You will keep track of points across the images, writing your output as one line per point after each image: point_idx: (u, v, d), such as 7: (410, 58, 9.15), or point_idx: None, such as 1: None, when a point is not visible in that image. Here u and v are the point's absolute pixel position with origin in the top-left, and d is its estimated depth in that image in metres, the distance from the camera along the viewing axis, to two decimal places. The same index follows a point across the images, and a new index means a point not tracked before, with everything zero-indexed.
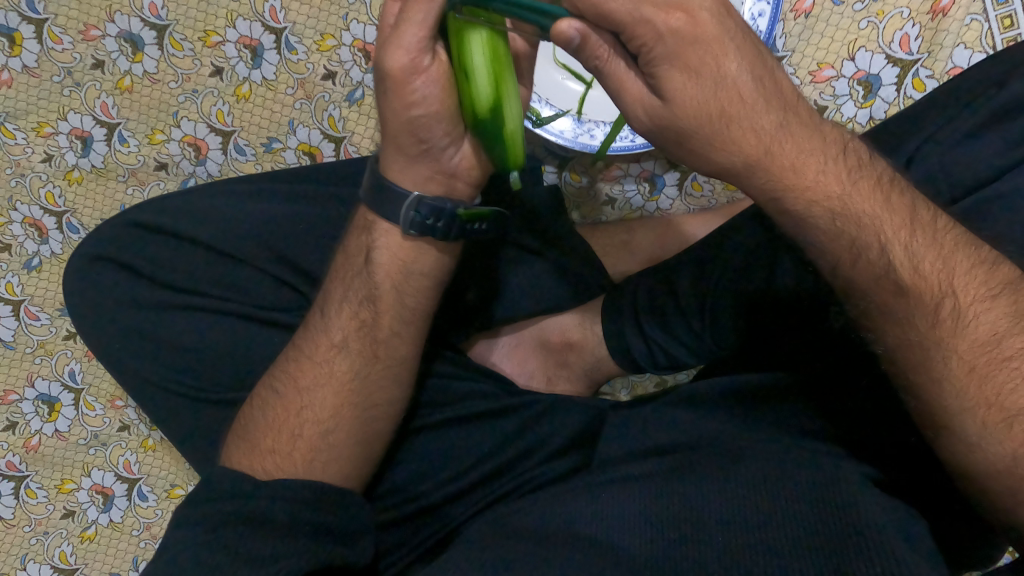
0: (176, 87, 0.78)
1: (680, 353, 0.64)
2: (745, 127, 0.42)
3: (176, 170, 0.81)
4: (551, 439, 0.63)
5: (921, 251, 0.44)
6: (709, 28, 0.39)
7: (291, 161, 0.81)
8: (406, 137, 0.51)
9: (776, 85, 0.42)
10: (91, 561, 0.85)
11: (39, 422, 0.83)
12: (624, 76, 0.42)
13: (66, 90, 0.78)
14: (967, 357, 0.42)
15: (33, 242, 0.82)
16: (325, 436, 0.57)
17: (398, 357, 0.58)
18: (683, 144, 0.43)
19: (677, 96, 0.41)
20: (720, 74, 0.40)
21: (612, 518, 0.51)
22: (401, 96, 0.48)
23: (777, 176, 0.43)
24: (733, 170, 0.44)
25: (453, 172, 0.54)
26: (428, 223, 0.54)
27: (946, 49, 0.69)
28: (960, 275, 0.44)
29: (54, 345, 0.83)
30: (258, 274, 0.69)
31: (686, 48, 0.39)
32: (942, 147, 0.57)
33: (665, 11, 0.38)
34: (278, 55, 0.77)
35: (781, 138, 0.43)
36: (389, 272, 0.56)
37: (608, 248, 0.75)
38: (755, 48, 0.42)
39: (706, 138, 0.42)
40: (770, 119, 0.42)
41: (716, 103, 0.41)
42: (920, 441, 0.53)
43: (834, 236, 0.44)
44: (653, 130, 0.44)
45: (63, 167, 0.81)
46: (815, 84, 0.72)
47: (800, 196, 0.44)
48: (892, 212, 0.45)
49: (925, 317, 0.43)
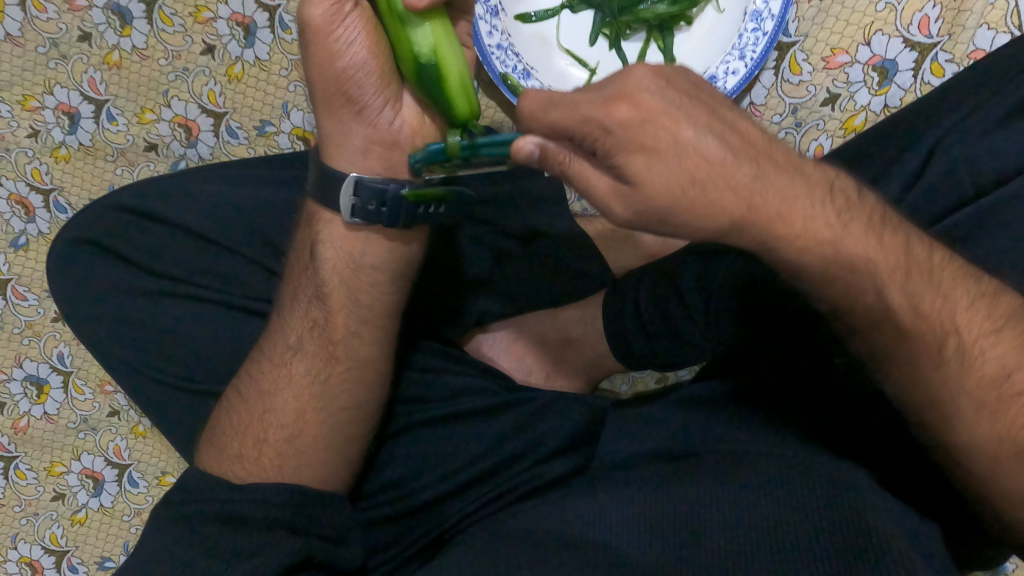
0: (166, 64, 0.75)
1: (681, 354, 0.63)
2: (717, 194, 0.37)
3: (166, 152, 0.79)
4: (544, 439, 0.63)
5: (918, 289, 0.43)
6: (653, 104, 0.37)
7: (285, 146, 0.78)
8: (337, 97, 0.50)
9: (740, 137, 0.38)
10: (82, 544, 0.85)
11: (28, 403, 0.82)
12: (587, 173, 0.39)
13: (52, 62, 0.75)
14: (976, 395, 0.42)
15: (20, 220, 0.80)
16: (292, 442, 0.56)
17: (361, 358, 0.57)
18: (668, 224, 0.38)
19: (646, 178, 0.36)
20: (679, 145, 0.36)
21: (606, 522, 0.51)
22: (325, 47, 0.48)
23: (766, 228, 0.39)
24: (721, 234, 0.39)
25: (395, 141, 0.52)
26: (370, 207, 0.51)
27: (968, 32, 0.67)
28: (961, 311, 0.43)
29: (42, 326, 0.81)
30: (250, 264, 0.68)
31: (634, 132, 0.36)
32: (964, 138, 0.56)
33: (605, 105, 0.36)
34: (272, 34, 0.74)
35: (761, 189, 0.38)
36: (336, 266, 0.55)
37: (609, 241, 0.73)
38: (707, 108, 0.38)
39: (691, 216, 0.37)
40: (745, 173, 0.38)
41: (685, 173, 0.36)
42: (933, 474, 0.51)
43: (826, 282, 0.42)
44: (636, 220, 0.38)
45: (50, 143, 0.78)
46: (828, 70, 0.70)
47: (790, 245, 0.40)
48: (884, 253, 0.42)
49: (930, 357, 0.42)
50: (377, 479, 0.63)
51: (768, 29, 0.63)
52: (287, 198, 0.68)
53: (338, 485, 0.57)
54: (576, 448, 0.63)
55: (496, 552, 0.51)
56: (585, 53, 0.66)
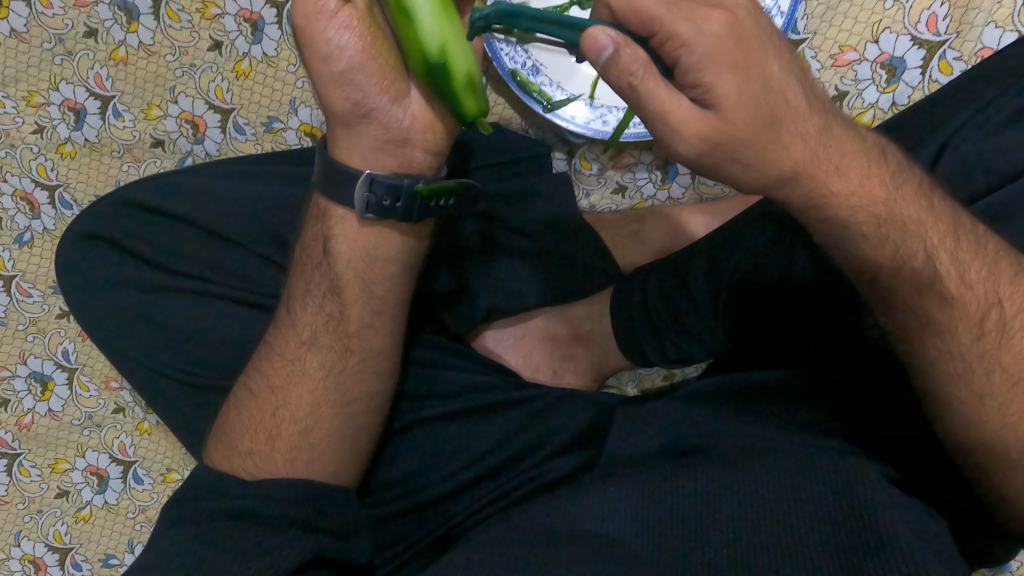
0: (173, 60, 0.75)
1: (691, 349, 0.63)
2: (787, 137, 0.38)
3: (173, 148, 0.79)
4: (555, 434, 0.62)
5: (966, 259, 0.44)
6: (747, 26, 0.36)
7: (292, 142, 0.78)
8: (339, 101, 0.49)
9: (812, 86, 0.40)
10: (86, 541, 0.84)
11: (32, 400, 0.82)
12: (666, 96, 0.36)
13: (57, 58, 0.75)
14: (1011, 370, 0.43)
15: (25, 217, 0.80)
16: (306, 435, 0.55)
17: (374, 349, 0.57)
18: (739, 161, 0.38)
19: (732, 102, 0.36)
20: (766, 73, 0.37)
21: (619, 516, 0.51)
22: (316, 50, 0.46)
23: (823, 181, 0.40)
24: (783, 182, 0.40)
25: (405, 139, 0.51)
26: (385, 203, 0.52)
27: (976, 29, 0.67)
28: (1005, 285, 0.44)
29: (47, 323, 0.81)
30: (258, 259, 0.68)
31: (726, 47, 0.35)
32: (974, 135, 0.56)
33: (704, 12, 0.35)
34: (279, 30, 0.74)
35: (826, 141, 0.40)
36: (351, 261, 0.54)
37: (618, 238, 0.72)
38: (791, 50, 0.39)
39: (761, 155, 0.38)
40: (814, 122, 0.39)
41: (767, 108, 0.37)
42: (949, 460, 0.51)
43: (877, 243, 0.43)
44: (707, 151, 0.37)
45: (56, 140, 0.78)
46: (836, 68, 0.70)
47: (842, 204, 0.42)
48: (931, 220, 0.44)
49: (970, 329, 0.43)
50: (384, 473, 0.63)
51: (777, 26, 0.64)
52: (296, 194, 0.68)
53: (348, 479, 0.57)
54: (585, 443, 0.63)
55: (507, 547, 0.51)
56: None
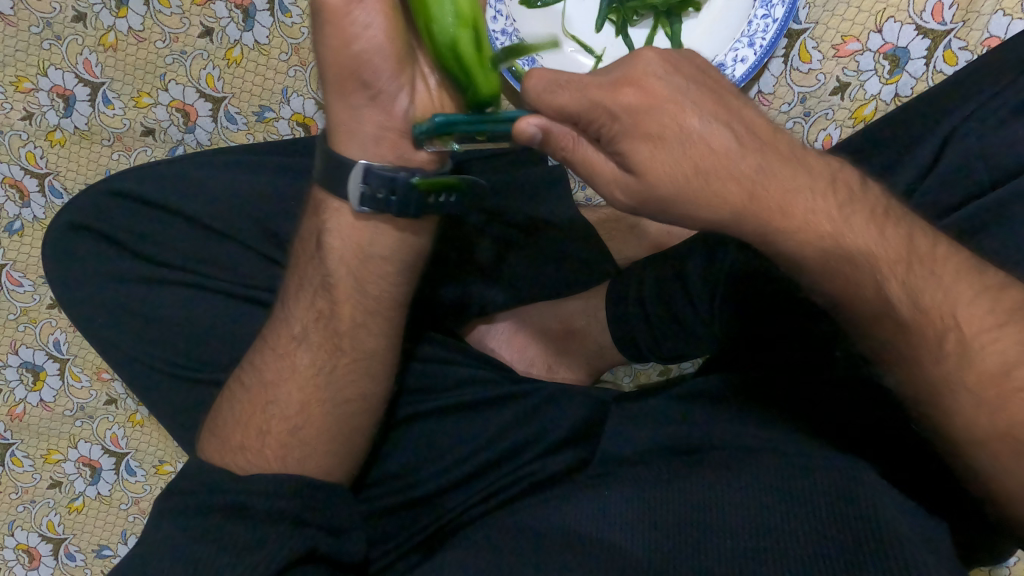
0: (163, 47, 0.74)
1: (685, 345, 0.62)
2: (716, 190, 0.40)
3: (163, 137, 0.77)
4: (548, 431, 0.62)
5: (919, 284, 0.42)
6: (660, 93, 0.40)
7: (284, 132, 0.76)
8: (349, 79, 0.49)
9: (745, 126, 0.41)
10: (79, 532, 0.84)
11: (24, 390, 0.81)
12: (592, 158, 0.42)
13: (45, 43, 0.74)
14: (975, 391, 0.41)
15: (13, 205, 0.79)
16: (295, 433, 0.55)
17: (367, 349, 0.56)
18: (669, 212, 0.41)
19: (645, 165, 0.40)
20: (683, 136, 0.40)
21: (610, 513, 0.51)
22: (342, 30, 0.46)
23: (768, 221, 0.41)
24: (724, 225, 0.41)
25: (406, 127, 0.51)
26: (380, 195, 0.51)
27: (982, 18, 0.66)
28: (963, 305, 0.42)
29: (38, 313, 0.80)
30: (248, 252, 0.67)
31: (639, 117, 0.39)
32: (983, 127, 0.54)
33: (613, 91, 0.40)
34: (271, 17, 0.72)
35: (765, 180, 0.40)
36: (344, 257, 0.54)
37: (614, 231, 0.72)
38: (714, 96, 0.41)
39: (694, 207, 0.41)
40: (748, 163, 0.40)
41: (688, 161, 0.40)
42: (940, 467, 0.50)
43: (826, 275, 0.42)
44: (637, 206, 0.42)
45: (45, 127, 0.77)
46: (838, 58, 0.69)
47: (792, 238, 0.41)
48: (878, 249, 0.42)
49: (928, 353, 0.42)
50: (381, 468, 0.63)
51: (778, 15, 0.62)
52: (289, 184, 0.67)
53: (342, 476, 0.57)
54: (577, 441, 0.63)
55: (500, 548, 0.50)
56: (592, 40, 0.63)
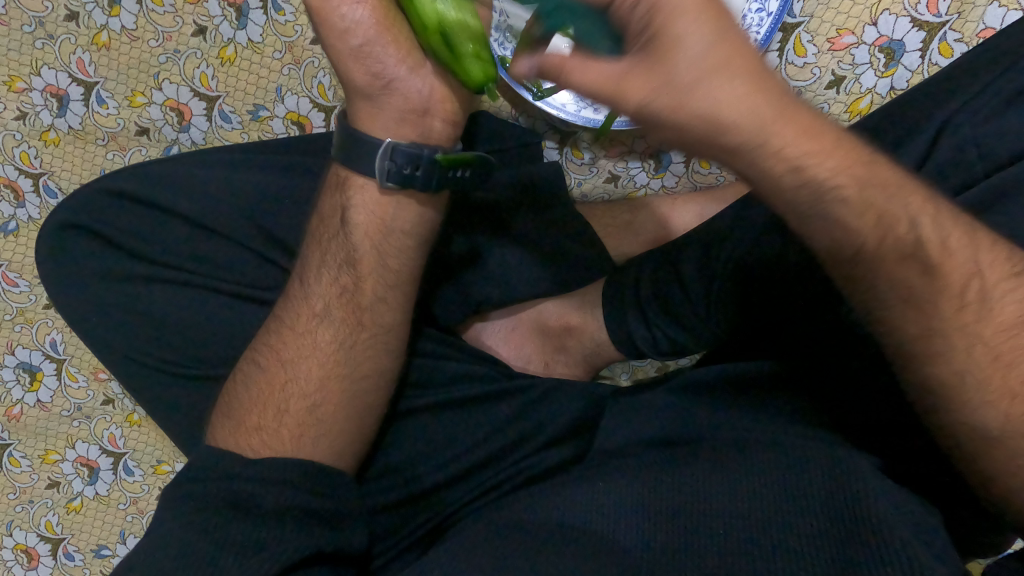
0: (156, 46, 0.73)
1: (681, 337, 0.62)
2: (735, 87, 0.36)
3: (158, 136, 0.77)
4: (551, 424, 0.63)
5: (947, 225, 0.43)
6: None
7: (280, 131, 0.77)
8: (359, 72, 0.52)
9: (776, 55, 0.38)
10: (78, 532, 0.84)
11: (21, 391, 0.81)
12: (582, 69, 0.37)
13: (38, 42, 0.73)
14: (993, 344, 0.41)
15: (9, 205, 0.79)
16: (314, 411, 0.56)
17: (385, 324, 0.58)
18: (684, 111, 0.36)
19: (672, 47, 0.35)
20: (720, 24, 0.35)
21: (608, 506, 0.51)
22: (333, 27, 0.50)
23: (793, 157, 0.38)
24: (746, 150, 0.37)
25: (425, 109, 0.54)
26: (405, 171, 0.53)
27: (978, 10, 0.66)
28: (983, 252, 0.43)
29: (34, 313, 0.80)
30: (244, 252, 0.67)
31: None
32: (978, 118, 0.55)
33: None
34: (264, 15, 0.72)
35: (795, 110, 0.38)
36: (368, 231, 0.56)
37: (610, 228, 0.72)
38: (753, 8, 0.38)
39: (710, 104, 0.36)
40: (777, 88, 0.37)
41: (722, 52, 0.35)
42: (926, 444, 0.51)
43: (860, 212, 0.40)
44: (648, 101, 0.37)
45: (39, 126, 0.76)
46: (833, 52, 0.69)
47: (813, 196, 0.40)
48: (906, 186, 0.43)
49: (952, 301, 0.42)
50: (383, 460, 0.63)
51: (772, 9, 0.63)
52: (285, 184, 0.67)
53: (347, 463, 0.57)
54: (574, 437, 0.63)
55: (498, 543, 0.51)
56: None
